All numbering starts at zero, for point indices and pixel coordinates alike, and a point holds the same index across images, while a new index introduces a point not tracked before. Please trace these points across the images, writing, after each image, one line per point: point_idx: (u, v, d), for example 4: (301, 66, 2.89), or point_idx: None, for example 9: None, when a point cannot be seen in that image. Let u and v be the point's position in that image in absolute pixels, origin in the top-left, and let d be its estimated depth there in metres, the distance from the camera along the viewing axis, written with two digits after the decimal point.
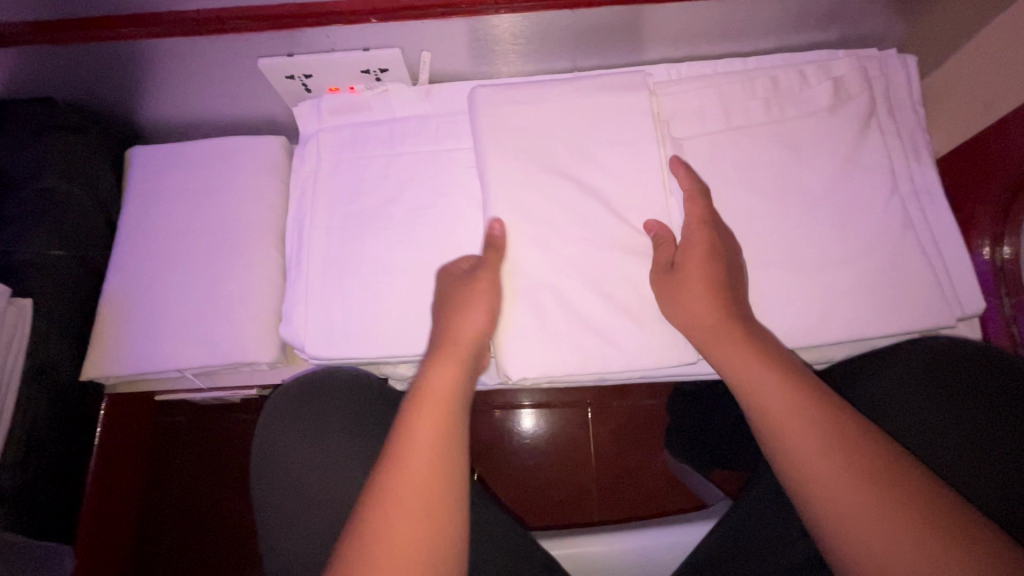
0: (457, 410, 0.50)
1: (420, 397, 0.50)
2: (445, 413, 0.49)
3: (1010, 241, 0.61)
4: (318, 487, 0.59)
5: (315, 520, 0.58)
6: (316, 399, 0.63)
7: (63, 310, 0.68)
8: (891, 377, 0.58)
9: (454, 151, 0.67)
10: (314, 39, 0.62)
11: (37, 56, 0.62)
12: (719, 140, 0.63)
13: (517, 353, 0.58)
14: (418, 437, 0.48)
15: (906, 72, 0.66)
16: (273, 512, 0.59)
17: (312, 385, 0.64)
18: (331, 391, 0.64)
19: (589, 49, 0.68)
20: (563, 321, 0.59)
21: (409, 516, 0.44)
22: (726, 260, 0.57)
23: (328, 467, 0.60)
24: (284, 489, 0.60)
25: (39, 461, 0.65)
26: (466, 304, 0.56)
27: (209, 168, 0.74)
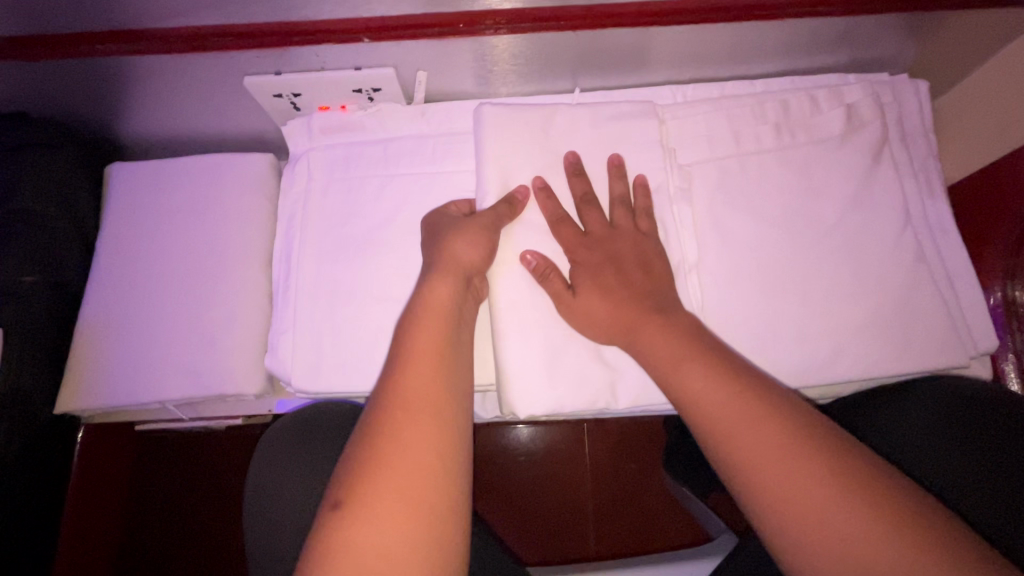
0: (452, 360, 0.45)
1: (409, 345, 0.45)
2: (439, 362, 0.44)
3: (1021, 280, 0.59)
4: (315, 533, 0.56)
5: None
6: (311, 433, 0.60)
7: (36, 339, 0.64)
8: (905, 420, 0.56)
9: (452, 175, 0.64)
10: (303, 57, 0.59)
11: (8, 71, 0.58)
12: (727, 167, 0.61)
13: (518, 389, 0.55)
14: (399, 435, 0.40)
15: (920, 98, 0.64)
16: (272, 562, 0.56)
17: (306, 421, 0.61)
18: (326, 422, 0.61)
19: (592, 70, 0.66)
20: (565, 356, 0.56)
21: (394, 478, 0.38)
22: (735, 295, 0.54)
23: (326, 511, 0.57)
24: (282, 537, 0.56)
25: (11, 498, 0.61)
26: None
27: (193, 188, 0.71)
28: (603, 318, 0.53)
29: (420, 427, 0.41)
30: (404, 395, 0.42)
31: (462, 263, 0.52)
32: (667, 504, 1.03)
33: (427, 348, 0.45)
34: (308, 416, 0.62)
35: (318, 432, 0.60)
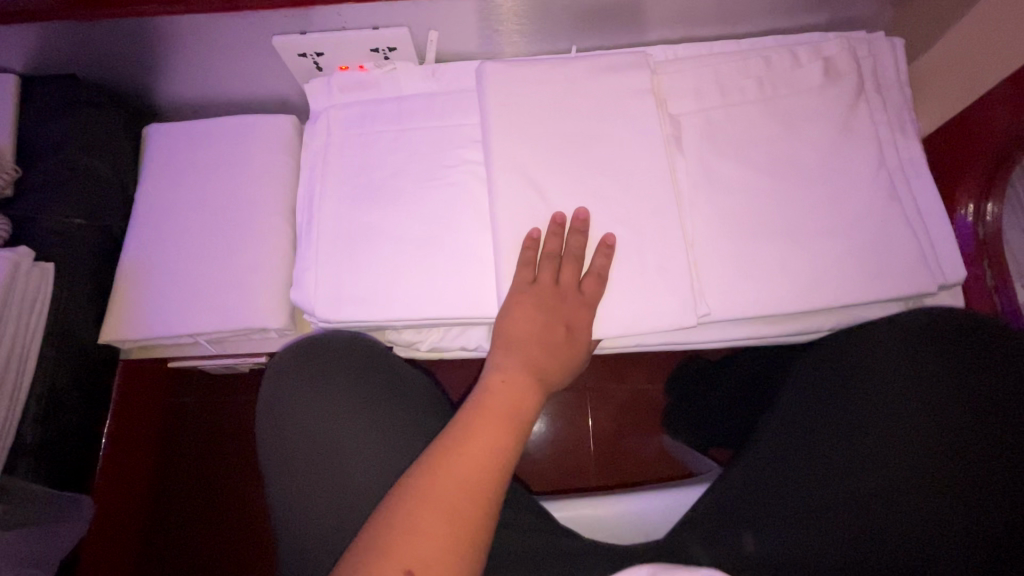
0: (521, 431, 0.53)
1: (487, 405, 0.53)
2: (511, 427, 0.52)
3: (994, 199, 0.64)
4: (319, 452, 0.59)
5: (311, 487, 0.58)
6: (320, 361, 0.63)
7: (82, 276, 0.71)
8: (903, 348, 0.59)
9: (460, 126, 0.69)
10: (327, 17, 0.65)
11: (63, 32, 0.65)
12: (714, 116, 0.65)
13: (609, 313, 0.61)
14: (483, 424, 0.52)
15: (894, 53, 0.68)
16: (277, 478, 0.60)
17: (316, 355, 0.64)
18: (338, 353, 0.64)
19: (589, 30, 0.71)
20: (628, 283, 0.61)
21: (439, 514, 0.46)
22: (750, 250, 0.62)
23: (329, 434, 0.60)
24: (288, 455, 0.60)
25: (60, 418, 0.67)
26: None
27: (224, 144, 0.77)
28: None
29: (481, 474, 0.49)
30: (471, 448, 0.50)
31: (551, 364, 0.57)
32: (667, 461, 1.06)
33: (497, 413, 0.53)
34: (318, 350, 0.64)
35: (328, 359, 0.63)
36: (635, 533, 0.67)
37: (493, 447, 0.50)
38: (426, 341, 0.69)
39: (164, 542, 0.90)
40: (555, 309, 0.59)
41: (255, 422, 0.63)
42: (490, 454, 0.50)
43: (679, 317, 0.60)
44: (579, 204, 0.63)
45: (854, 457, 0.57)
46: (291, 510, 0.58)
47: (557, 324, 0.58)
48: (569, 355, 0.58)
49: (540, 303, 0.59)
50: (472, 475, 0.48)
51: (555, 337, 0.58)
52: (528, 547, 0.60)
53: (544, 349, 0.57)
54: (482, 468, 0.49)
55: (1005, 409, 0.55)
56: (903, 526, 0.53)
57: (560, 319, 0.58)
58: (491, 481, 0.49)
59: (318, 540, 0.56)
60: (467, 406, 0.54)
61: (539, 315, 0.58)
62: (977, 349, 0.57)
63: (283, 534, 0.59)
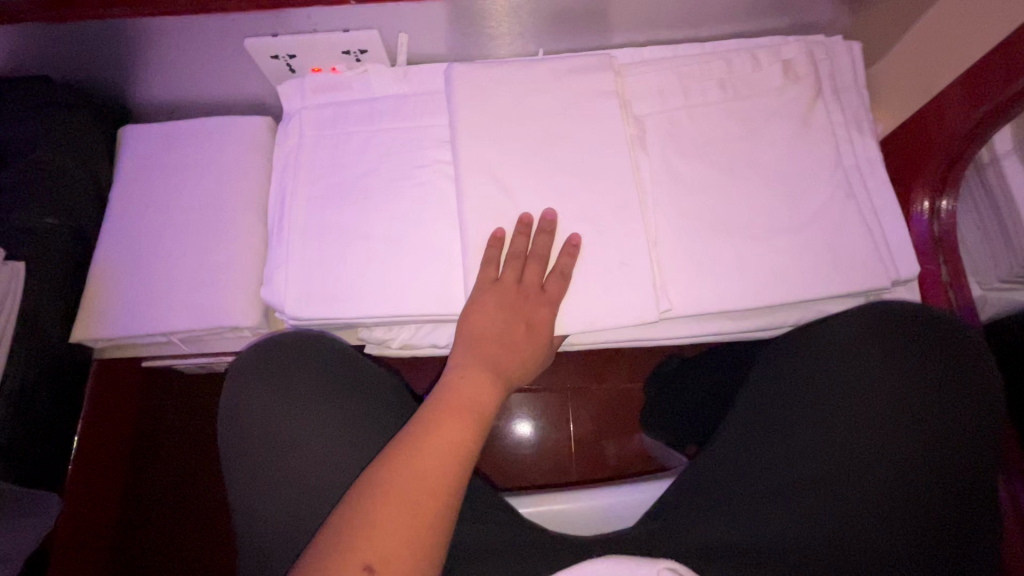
0: (482, 424, 0.55)
1: (449, 399, 0.55)
2: (472, 421, 0.54)
3: (948, 196, 0.67)
4: (283, 447, 0.60)
5: (276, 481, 0.59)
6: (283, 360, 0.64)
7: (54, 275, 0.71)
8: (860, 340, 0.61)
9: (430, 127, 0.71)
10: (297, 20, 0.66)
11: (35, 34, 0.66)
12: (677, 117, 0.67)
13: (568, 308, 0.62)
14: (445, 418, 0.53)
15: (852, 56, 0.71)
16: (241, 474, 0.60)
17: (285, 351, 0.64)
18: (302, 353, 0.64)
19: (557, 34, 0.73)
20: (587, 279, 0.63)
21: (400, 504, 0.48)
22: (708, 247, 0.64)
23: (295, 429, 0.61)
24: (253, 450, 0.61)
25: (31, 416, 0.67)
26: None
27: (198, 145, 0.78)
28: None
29: (442, 465, 0.50)
30: (433, 441, 0.51)
31: (510, 359, 0.59)
32: (646, 459, 1.08)
33: (458, 408, 0.54)
34: (286, 346, 0.65)
35: (292, 359, 0.64)
36: (602, 526, 0.68)
37: (456, 440, 0.52)
38: (397, 339, 0.70)
39: (140, 543, 0.90)
40: (518, 307, 0.60)
41: (217, 423, 0.64)
42: (452, 446, 0.51)
43: (641, 312, 0.62)
44: (544, 202, 0.64)
45: (813, 445, 0.59)
46: (251, 507, 0.59)
47: (518, 322, 0.60)
48: (529, 352, 0.60)
49: (502, 301, 0.60)
50: (434, 467, 0.50)
51: (515, 334, 0.60)
52: (495, 540, 0.60)
53: (504, 346, 0.59)
54: (444, 462, 0.50)
55: (948, 397, 0.58)
56: (857, 515, 0.56)
57: (521, 318, 0.60)
58: (452, 472, 0.50)
59: (281, 533, 0.57)
60: (430, 401, 0.55)
61: (501, 314, 0.60)
62: (925, 341, 0.60)
63: (243, 530, 0.59)
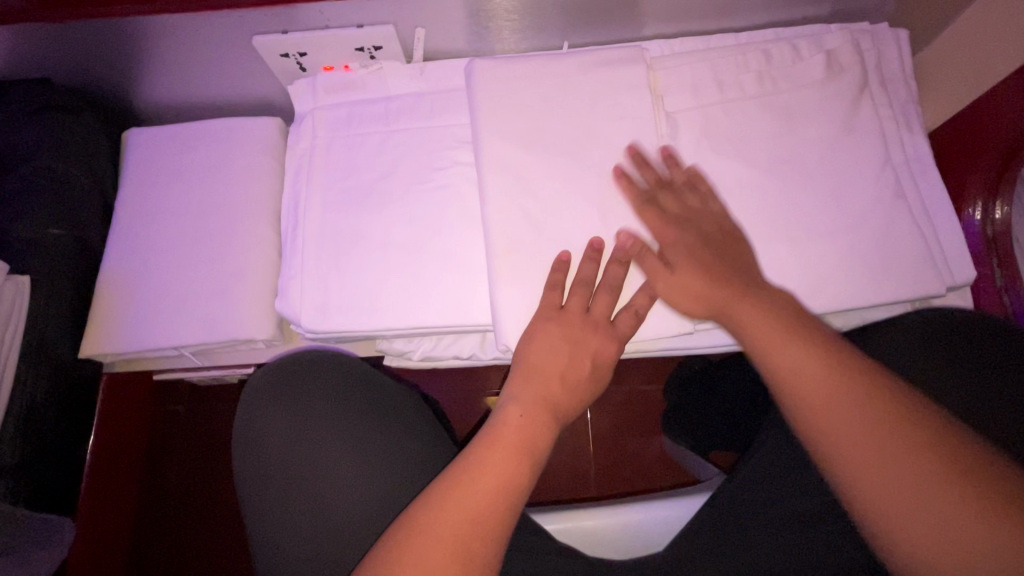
0: (534, 455, 0.50)
1: (496, 432, 0.51)
2: (522, 451, 0.50)
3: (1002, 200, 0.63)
4: (301, 467, 0.59)
5: (294, 504, 0.57)
6: (301, 380, 0.63)
7: (61, 288, 0.68)
8: (894, 346, 0.58)
9: (449, 127, 0.67)
10: (309, 15, 0.62)
11: (34, 36, 0.63)
12: (712, 113, 0.63)
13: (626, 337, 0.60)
14: (489, 463, 0.48)
15: (898, 45, 0.66)
16: (257, 495, 0.59)
17: (300, 367, 0.64)
18: (321, 375, 0.63)
19: (582, 26, 0.69)
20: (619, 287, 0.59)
21: (449, 542, 0.44)
22: None
23: (312, 448, 0.59)
24: (268, 470, 0.59)
25: (41, 436, 0.65)
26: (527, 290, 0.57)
27: (205, 149, 0.75)
28: (683, 267, 0.54)
29: (491, 499, 0.46)
30: (479, 476, 0.47)
31: (562, 385, 0.55)
32: (668, 464, 1.05)
33: (508, 442, 0.50)
34: (301, 362, 0.64)
35: (311, 379, 0.63)
36: (632, 543, 0.65)
37: (505, 473, 0.48)
38: (418, 351, 0.66)
39: (156, 556, 0.89)
40: (570, 335, 0.57)
41: (233, 453, 0.62)
42: (502, 480, 0.47)
43: (678, 322, 0.59)
44: (573, 207, 0.61)
45: None
46: (276, 539, 0.57)
47: (581, 359, 0.57)
48: (580, 374, 0.56)
49: (565, 334, 0.57)
50: (482, 501, 0.46)
51: (576, 371, 0.56)
52: None
53: (556, 374, 0.56)
54: (479, 513, 0.45)
55: (1000, 406, 0.53)
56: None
57: (585, 354, 0.57)
58: (504, 505, 0.46)
59: (302, 556, 0.56)
60: (478, 436, 0.52)
61: (559, 346, 0.56)
62: (968, 345, 0.56)
63: (261, 553, 0.57)
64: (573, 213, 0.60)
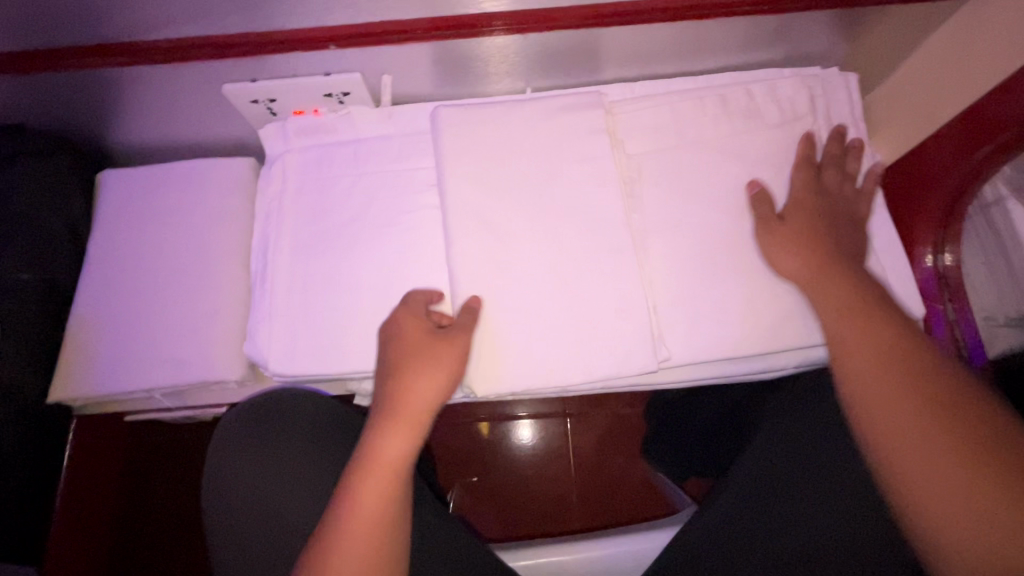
0: (402, 480, 0.50)
1: (362, 468, 0.49)
2: (390, 480, 0.49)
3: (951, 246, 0.66)
4: (268, 514, 0.59)
5: (261, 552, 0.58)
6: (266, 425, 0.63)
7: (31, 332, 0.69)
8: None
9: (417, 170, 0.69)
10: (277, 65, 0.64)
11: (4, 85, 0.64)
12: (672, 154, 0.65)
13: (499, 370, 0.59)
14: (361, 500, 0.48)
15: (849, 87, 0.69)
16: (224, 543, 0.59)
17: (263, 412, 0.64)
18: (287, 421, 0.63)
19: (546, 70, 0.71)
20: (581, 328, 0.60)
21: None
22: (705, 289, 0.62)
23: (279, 494, 0.60)
24: (235, 517, 0.59)
25: (11, 483, 0.65)
26: (415, 341, 0.55)
27: (178, 190, 0.76)
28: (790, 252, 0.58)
29: (370, 537, 0.47)
30: (354, 521, 0.47)
31: (417, 406, 0.52)
32: (647, 489, 1.05)
33: (377, 470, 0.49)
34: (265, 407, 0.64)
35: (279, 425, 0.63)
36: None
37: (377, 511, 0.48)
38: None
39: None
40: (412, 352, 0.54)
41: (202, 498, 0.62)
42: (377, 516, 0.47)
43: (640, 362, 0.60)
44: (537, 249, 0.62)
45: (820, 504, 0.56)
46: None
47: (423, 366, 0.53)
48: (435, 391, 0.53)
49: (406, 354, 0.54)
50: (365, 540, 0.47)
51: (425, 376, 0.53)
52: None
53: (404, 399, 0.52)
54: (367, 552, 0.46)
55: None
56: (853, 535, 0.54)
57: (433, 365, 0.54)
58: (383, 540, 0.47)
59: None
60: (347, 471, 0.50)
61: (399, 370, 0.53)
62: None
63: None
64: (536, 255, 0.62)
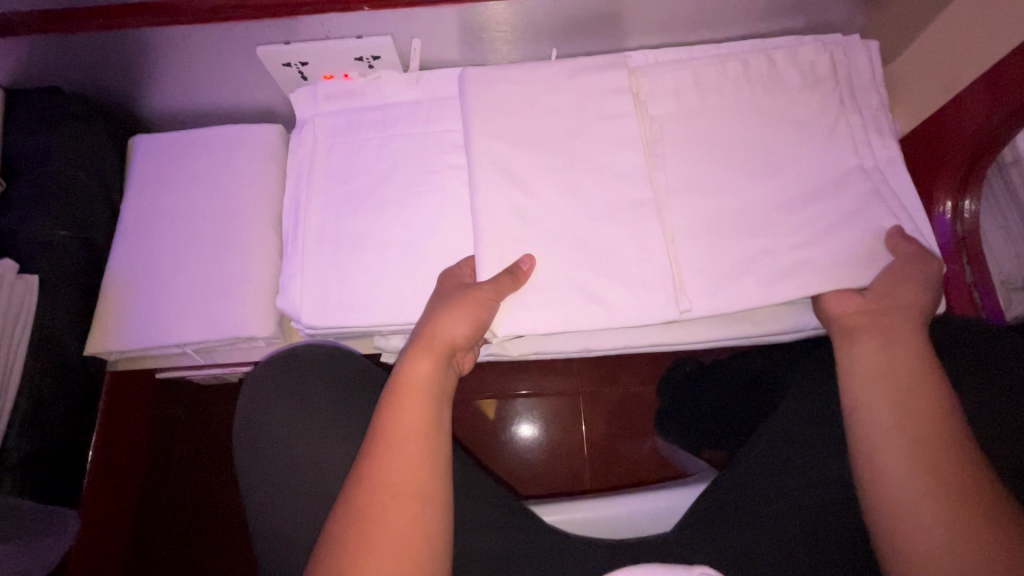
0: (435, 399, 0.52)
1: (397, 389, 0.51)
2: (423, 397, 0.51)
3: (970, 198, 0.67)
4: (300, 459, 0.61)
5: (294, 493, 0.59)
6: (294, 376, 0.65)
7: (68, 288, 0.71)
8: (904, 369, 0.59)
9: (444, 133, 0.70)
10: (310, 27, 0.66)
11: (46, 45, 0.66)
12: (694, 118, 0.67)
13: (514, 314, 0.61)
14: (402, 418, 0.49)
15: (869, 54, 0.70)
16: (256, 485, 0.61)
17: (292, 361, 0.66)
18: (314, 372, 0.65)
19: (571, 37, 0.72)
20: (606, 283, 0.61)
21: (390, 494, 0.46)
22: (728, 248, 0.63)
23: (310, 440, 0.61)
24: (268, 461, 0.61)
25: (48, 430, 0.67)
26: (452, 318, 0.56)
27: (209, 154, 0.77)
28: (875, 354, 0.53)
29: (412, 444, 0.48)
30: (394, 433, 0.48)
31: (441, 339, 0.55)
32: (661, 463, 1.06)
33: (415, 392, 0.51)
34: (293, 356, 0.66)
35: (305, 375, 0.65)
36: (622, 531, 0.67)
37: (417, 423, 0.49)
38: None
39: (155, 556, 0.89)
40: (441, 300, 0.58)
41: (234, 446, 0.64)
42: (418, 428, 0.49)
43: (662, 313, 0.61)
44: (563, 207, 0.63)
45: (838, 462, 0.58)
46: (276, 526, 0.59)
47: (450, 310, 0.57)
48: (459, 329, 0.56)
49: (436, 303, 0.58)
50: (409, 454, 0.48)
51: (450, 321, 0.56)
52: (515, 550, 0.60)
53: (429, 334, 0.56)
54: (414, 463, 0.47)
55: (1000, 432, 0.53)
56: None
57: (464, 312, 0.56)
58: (424, 449, 0.48)
59: (301, 542, 0.58)
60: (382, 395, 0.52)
61: (428, 315, 0.58)
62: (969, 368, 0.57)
63: (261, 540, 0.59)
64: (563, 212, 0.63)
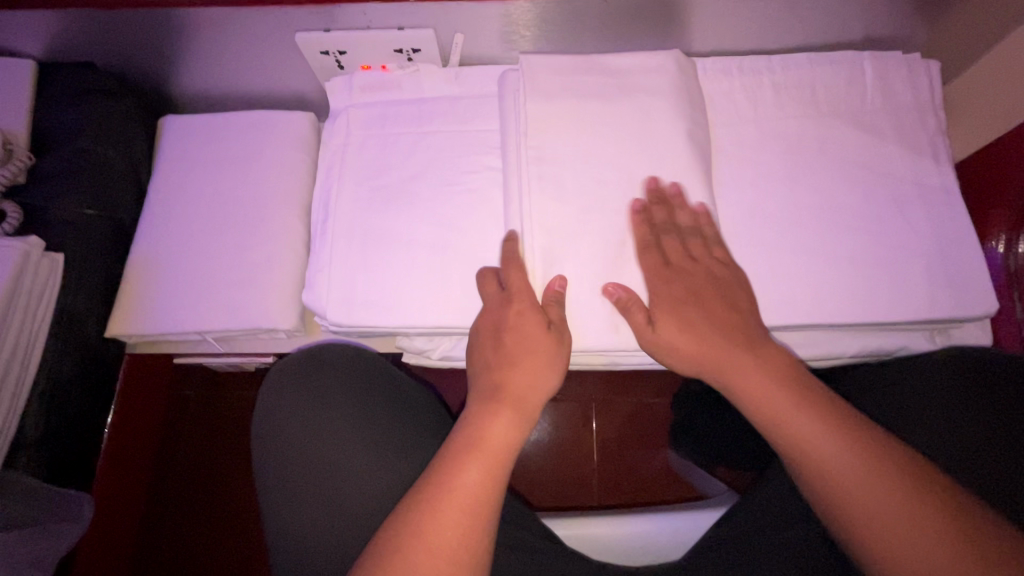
0: (511, 459, 0.48)
1: (470, 441, 0.48)
2: (499, 455, 0.48)
3: None
4: (317, 451, 0.60)
5: (312, 485, 0.59)
6: (321, 375, 0.63)
7: (91, 267, 0.70)
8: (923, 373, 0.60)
9: (481, 132, 0.68)
10: (351, 16, 0.64)
11: (82, 21, 0.65)
12: (740, 131, 0.65)
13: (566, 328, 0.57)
14: (468, 471, 0.46)
15: (929, 74, 0.67)
16: (272, 472, 0.60)
17: (322, 361, 0.64)
18: (336, 368, 0.64)
19: (617, 39, 0.70)
20: None
21: (450, 544, 0.43)
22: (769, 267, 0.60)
23: (329, 433, 0.61)
24: (285, 451, 0.60)
25: (64, 409, 0.67)
26: (529, 366, 0.52)
27: (239, 139, 0.76)
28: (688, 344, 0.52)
29: (480, 500, 0.45)
30: (460, 485, 0.46)
31: (521, 391, 0.51)
32: (672, 478, 1.04)
33: (490, 446, 0.48)
34: (322, 357, 0.65)
35: (331, 374, 0.64)
36: (637, 551, 0.65)
37: (486, 479, 0.46)
38: (437, 350, 0.67)
39: (161, 538, 0.89)
40: (518, 333, 0.53)
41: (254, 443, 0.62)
42: (485, 484, 0.46)
43: None
44: None
45: None
46: (290, 517, 0.58)
47: (526, 350, 0.52)
48: (539, 381, 0.52)
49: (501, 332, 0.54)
50: (472, 507, 0.45)
51: (530, 365, 0.52)
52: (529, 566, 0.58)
53: (510, 380, 0.51)
54: (474, 513, 0.45)
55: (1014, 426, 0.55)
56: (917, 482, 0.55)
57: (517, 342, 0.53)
58: (492, 503, 0.46)
59: (315, 536, 0.57)
60: (454, 441, 0.49)
61: (501, 353, 0.53)
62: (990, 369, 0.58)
63: (274, 531, 0.58)
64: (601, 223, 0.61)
